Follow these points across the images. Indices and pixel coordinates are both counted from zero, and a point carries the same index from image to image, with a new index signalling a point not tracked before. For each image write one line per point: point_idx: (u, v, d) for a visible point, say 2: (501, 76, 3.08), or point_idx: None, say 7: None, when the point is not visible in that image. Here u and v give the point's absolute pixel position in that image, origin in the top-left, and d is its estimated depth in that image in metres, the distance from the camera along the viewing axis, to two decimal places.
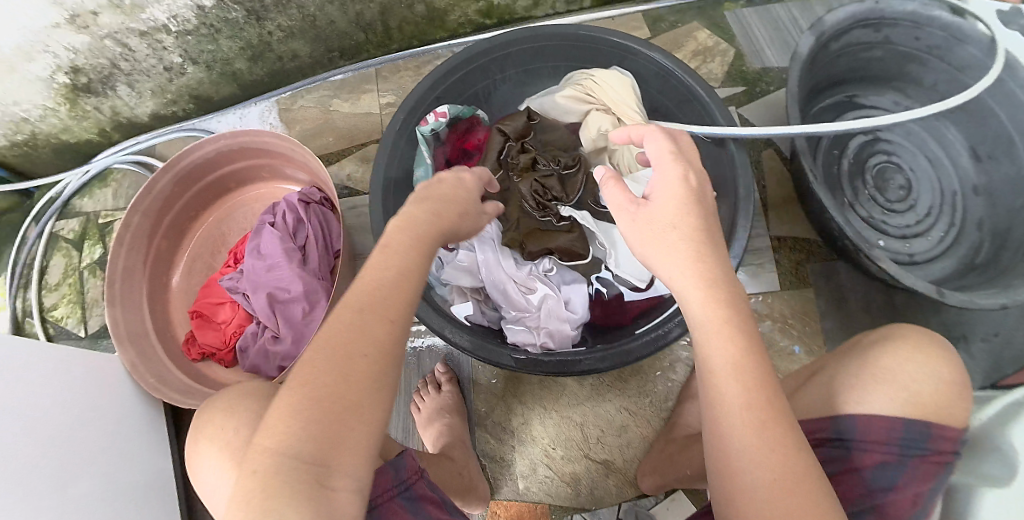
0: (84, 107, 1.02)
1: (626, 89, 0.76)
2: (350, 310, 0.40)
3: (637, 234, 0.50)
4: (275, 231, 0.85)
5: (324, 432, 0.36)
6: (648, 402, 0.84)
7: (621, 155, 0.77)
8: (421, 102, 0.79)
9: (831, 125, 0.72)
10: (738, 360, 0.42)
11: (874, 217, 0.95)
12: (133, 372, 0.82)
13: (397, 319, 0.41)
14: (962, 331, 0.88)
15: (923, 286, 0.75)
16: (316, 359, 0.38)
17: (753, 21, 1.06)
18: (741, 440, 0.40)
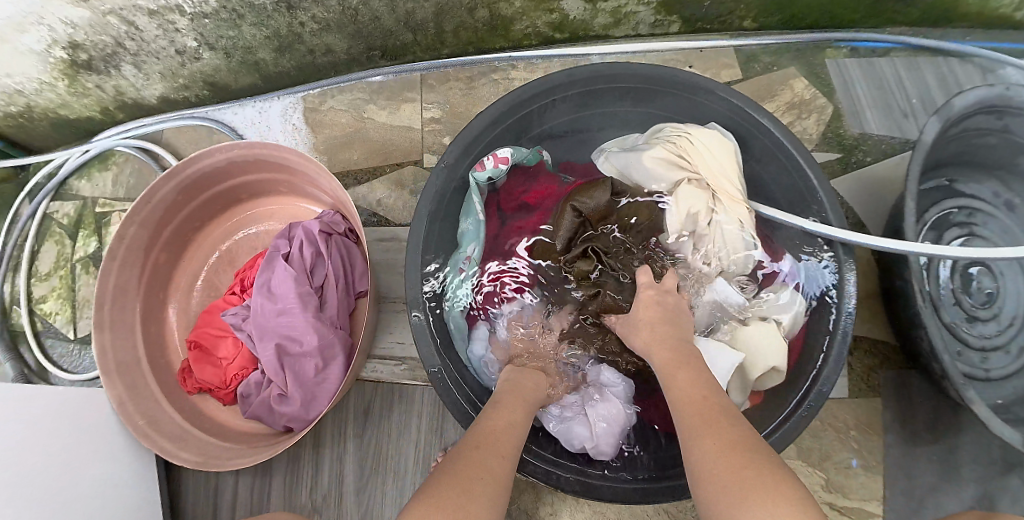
0: (85, 84, 0.90)
1: (726, 159, 0.71)
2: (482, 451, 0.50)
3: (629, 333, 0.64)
4: (288, 268, 0.73)
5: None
6: (692, 508, 0.74)
7: (712, 240, 0.72)
8: (482, 139, 0.68)
9: (923, 247, 0.69)
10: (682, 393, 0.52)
11: (956, 324, 0.86)
12: (120, 412, 0.73)
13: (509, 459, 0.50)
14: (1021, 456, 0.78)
15: (1013, 437, 0.66)
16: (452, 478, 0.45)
17: (857, 75, 0.91)
18: (711, 471, 0.42)
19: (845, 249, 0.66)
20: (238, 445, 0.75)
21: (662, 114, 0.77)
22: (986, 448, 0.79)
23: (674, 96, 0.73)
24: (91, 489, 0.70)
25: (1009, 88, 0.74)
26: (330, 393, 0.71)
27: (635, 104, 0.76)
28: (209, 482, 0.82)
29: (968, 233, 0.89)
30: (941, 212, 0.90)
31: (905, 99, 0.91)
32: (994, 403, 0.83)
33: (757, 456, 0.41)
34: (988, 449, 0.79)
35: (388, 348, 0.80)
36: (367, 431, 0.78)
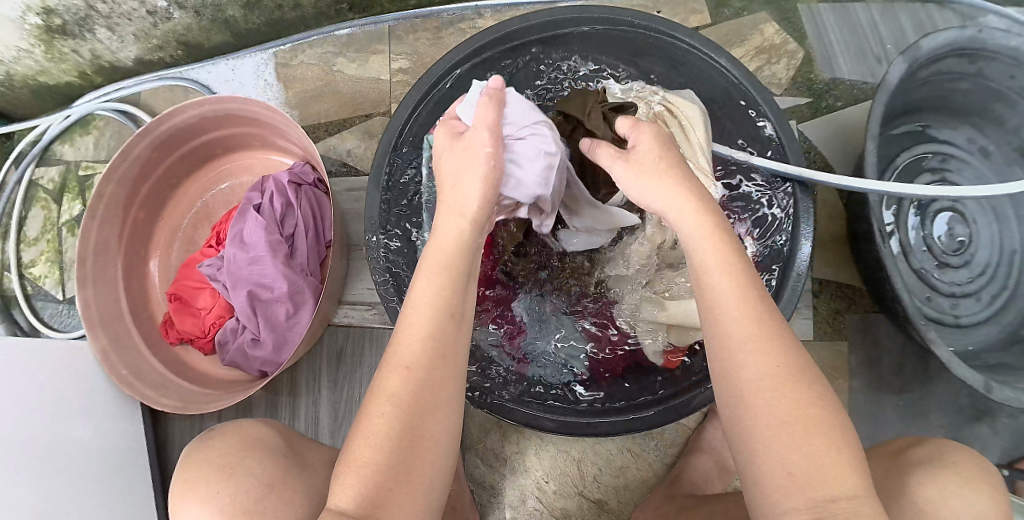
0: (62, 49, 0.92)
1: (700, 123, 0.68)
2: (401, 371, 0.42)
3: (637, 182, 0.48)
4: (259, 218, 0.75)
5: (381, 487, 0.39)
6: (654, 447, 0.75)
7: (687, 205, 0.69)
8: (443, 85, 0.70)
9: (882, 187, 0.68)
10: (738, 312, 0.41)
11: (925, 269, 0.83)
12: (104, 362, 0.76)
13: (411, 367, 0.41)
14: (990, 405, 0.79)
15: (972, 378, 0.66)
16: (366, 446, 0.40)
17: (830, 19, 0.91)
18: (775, 416, 0.39)
19: (802, 188, 0.67)
20: (217, 391, 0.78)
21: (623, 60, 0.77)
22: (954, 396, 0.79)
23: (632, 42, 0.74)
24: (80, 435, 0.74)
25: (980, 30, 0.73)
26: (299, 336, 0.73)
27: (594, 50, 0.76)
28: (195, 427, 0.87)
29: (940, 178, 0.88)
30: (913, 157, 0.89)
31: (879, 44, 0.90)
32: (965, 349, 0.81)
33: (816, 405, 0.39)
34: (956, 397, 0.80)
35: (359, 294, 0.82)
36: (340, 374, 0.80)
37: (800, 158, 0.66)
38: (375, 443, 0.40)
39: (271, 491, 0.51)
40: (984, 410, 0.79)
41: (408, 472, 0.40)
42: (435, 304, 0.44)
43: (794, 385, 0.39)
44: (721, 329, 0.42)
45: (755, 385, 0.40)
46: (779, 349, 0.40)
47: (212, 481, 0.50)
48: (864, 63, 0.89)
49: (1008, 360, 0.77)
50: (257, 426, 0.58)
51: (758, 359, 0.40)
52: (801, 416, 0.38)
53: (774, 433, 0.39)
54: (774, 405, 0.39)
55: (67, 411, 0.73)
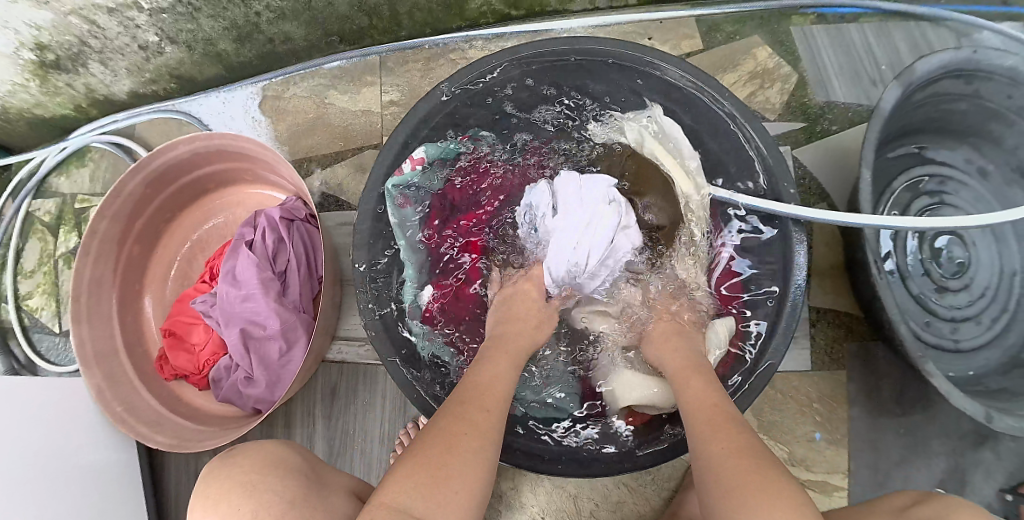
0: (56, 83, 0.92)
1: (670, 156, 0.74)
2: (470, 408, 0.54)
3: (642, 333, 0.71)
4: (251, 255, 0.75)
5: (429, 487, 0.45)
6: (651, 482, 0.74)
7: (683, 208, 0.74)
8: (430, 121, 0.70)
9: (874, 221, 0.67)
10: (700, 399, 0.53)
11: (924, 294, 0.82)
12: (98, 399, 0.76)
13: (490, 409, 0.54)
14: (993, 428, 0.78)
15: (972, 409, 0.64)
16: (421, 457, 0.48)
17: (823, 41, 0.90)
18: (720, 476, 0.43)
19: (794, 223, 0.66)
20: (212, 428, 0.78)
21: (612, 85, 0.76)
22: (956, 420, 0.78)
23: (621, 71, 0.72)
24: (76, 472, 0.74)
25: (976, 51, 0.71)
26: (292, 374, 0.73)
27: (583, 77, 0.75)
28: (190, 463, 0.87)
29: (938, 201, 0.87)
30: (909, 180, 0.88)
31: (875, 66, 0.89)
32: (965, 374, 0.80)
33: (756, 468, 0.42)
34: (959, 423, 0.78)
35: (352, 329, 0.82)
36: (334, 409, 0.80)
37: (794, 192, 0.65)
38: (454, 449, 0.48)
39: (294, 507, 0.54)
40: (990, 436, 0.78)
41: (455, 481, 0.46)
42: (499, 377, 0.59)
43: (748, 459, 0.43)
44: (694, 434, 0.49)
45: (716, 465, 0.44)
46: (733, 435, 0.46)
47: (235, 497, 0.52)
48: (855, 86, 0.88)
49: (1009, 384, 0.75)
50: (276, 447, 0.60)
51: (717, 443, 0.46)
52: (736, 465, 0.43)
53: (720, 494, 0.42)
54: (716, 464, 0.44)
55: (62, 449, 0.73)
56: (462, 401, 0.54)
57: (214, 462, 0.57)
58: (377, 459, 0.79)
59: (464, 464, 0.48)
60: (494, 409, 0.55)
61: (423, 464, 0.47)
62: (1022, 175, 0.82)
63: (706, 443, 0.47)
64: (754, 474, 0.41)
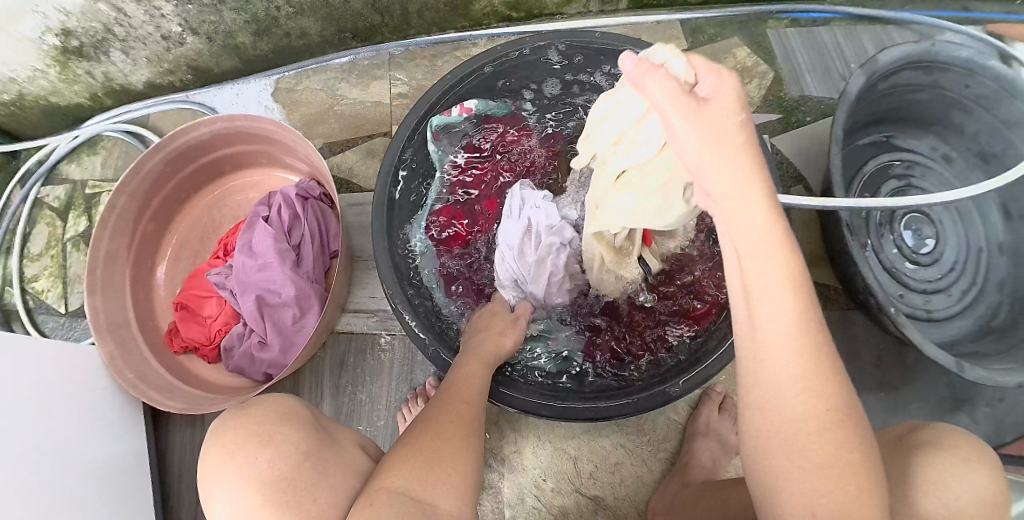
0: (76, 71, 0.96)
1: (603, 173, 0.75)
2: (456, 404, 0.58)
3: (699, 133, 0.39)
4: (268, 228, 0.80)
5: (428, 469, 0.49)
6: (647, 443, 0.82)
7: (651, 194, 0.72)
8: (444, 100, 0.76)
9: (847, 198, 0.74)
10: (798, 320, 0.37)
11: (898, 267, 0.90)
12: (112, 366, 0.78)
13: (470, 401, 0.59)
14: (969, 393, 0.85)
15: (945, 358, 0.71)
16: (418, 445, 0.52)
17: (797, 44, 1.00)
18: (813, 442, 0.37)
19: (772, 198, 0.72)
20: (222, 395, 0.80)
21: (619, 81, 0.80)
22: (935, 386, 0.85)
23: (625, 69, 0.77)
24: (88, 436, 0.75)
25: (934, 44, 0.80)
26: (305, 340, 0.77)
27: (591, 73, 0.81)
28: (195, 433, 0.91)
29: (906, 184, 0.97)
30: (880, 166, 0.97)
31: (844, 64, 0.99)
32: (940, 341, 0.87)
33: (857, 441, 0.37)
34: (937, 388, 0.85)
35: (361, 302, 0.87)
36: (342, 378, 0.84)
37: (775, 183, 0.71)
38: (444, 439, 0.53)
39: (308, 456, 0.51)
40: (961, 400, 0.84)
41: (449, 464, 0.51)
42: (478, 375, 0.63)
43: (844, 434, 0.37)
44: (773, 372, 0.38)
45: (806, 421, 0.37)
46: (827, 382, 0.37)
47: (250, 447, 0.49)
48: (826, 81, 0.98)
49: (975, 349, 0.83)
50: (285, 397, 0.57)
51: (811, 404, 0.37)
52: (830, 450, 0.36)
53: (804, 458, 0.37)
54: (807, 427, 0.37)
55: (74, 413, 0.75)
56: (444, 401, 0.58)
57: (223, 418, 0.54)
58: (384, 422, 0.82)
59: (457, 451, 0.52)
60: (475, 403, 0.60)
61: (421, 450, 0.51)
62: (982, 160, 0.92)
63: (795, 399, 0.37)
64: (846, 465, 0.36)
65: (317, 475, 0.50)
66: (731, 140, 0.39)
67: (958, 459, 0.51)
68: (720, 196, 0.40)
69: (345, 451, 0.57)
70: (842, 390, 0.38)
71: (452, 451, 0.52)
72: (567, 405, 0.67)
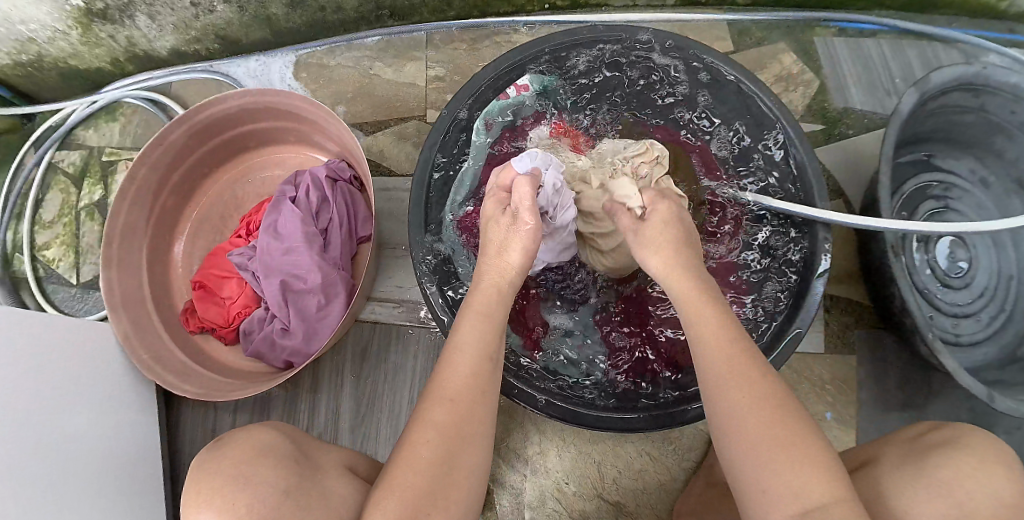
0: (98, 34, 0.92)
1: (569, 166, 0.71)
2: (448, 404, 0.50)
3: (642, 236, 0.60)
4: (296, 209, 0.77)
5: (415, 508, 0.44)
6: (673, 451, 0.79)
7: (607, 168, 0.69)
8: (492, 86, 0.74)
9: (897, 224, 0.70)
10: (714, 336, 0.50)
11: (929, 289, 0.87)
12: (124, 344, 0.75)
13: (455, 399, 0.50)
14: (991, 420, 0.82)
15: (979, 389, 0.68)
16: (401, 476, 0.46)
17: (843, 53, 0.96)
18: (749, 426, 0.44)
19: (825, 229, 0.67)
20: (238, 380, 0.78)
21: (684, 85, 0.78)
22: (957, 411, 0.82)
23: (693, 65, 0.75)
24: (94, 417, 0.73)
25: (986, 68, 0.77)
26: (330, 328, 0.74)
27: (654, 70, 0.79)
28: (207, 418, 0.87)
29: (943, 206, 0.93)
30: (918, 185, 0.93)
31: (889, 78, 0.95)
32: (966, 366, 0.85)
33: (788, 418, 0.44)
34: (960, 413, 0.82)
35: (386, 290, 0.84)
36: (364, 368, 0.82)
37: (825, 200, 0.68)
38: (417, 469, 0.46)
39: (289, 498, 0.49)
40: (991, 426, 0.82)
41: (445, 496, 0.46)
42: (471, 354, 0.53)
43: (783, 414, 0.45)
44: (711, 376, 0.49)
45: (736, 410, 0.46)
46: (752, 373, 0.47)
47: (228, 494, 0.48)
48: (873, 94, 0.94)
49: (1005, 376, 0.80)
50: (264, 431, 0.56)
51: (746, 393, 0.46)
52: (763, 426, 0.44)
53: (750, 436, 0.44)
54: (737, 418, 0.45)
55: (82, 391, 0.72)
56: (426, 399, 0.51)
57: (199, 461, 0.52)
58: (405, 415, 0.80)
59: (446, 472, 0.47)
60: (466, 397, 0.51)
61: (409, 484, 0.46)
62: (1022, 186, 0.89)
63: (728, 393, 0.47)
64: (784, 440, 0.43)
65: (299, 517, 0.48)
66: (661, 214, 0.60)
67: (978, 463, 0.46)
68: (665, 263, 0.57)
69: (331, 478, 0.56)
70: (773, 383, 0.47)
71: (417, 477, 0.46)
72: (587, 413, 0.65)
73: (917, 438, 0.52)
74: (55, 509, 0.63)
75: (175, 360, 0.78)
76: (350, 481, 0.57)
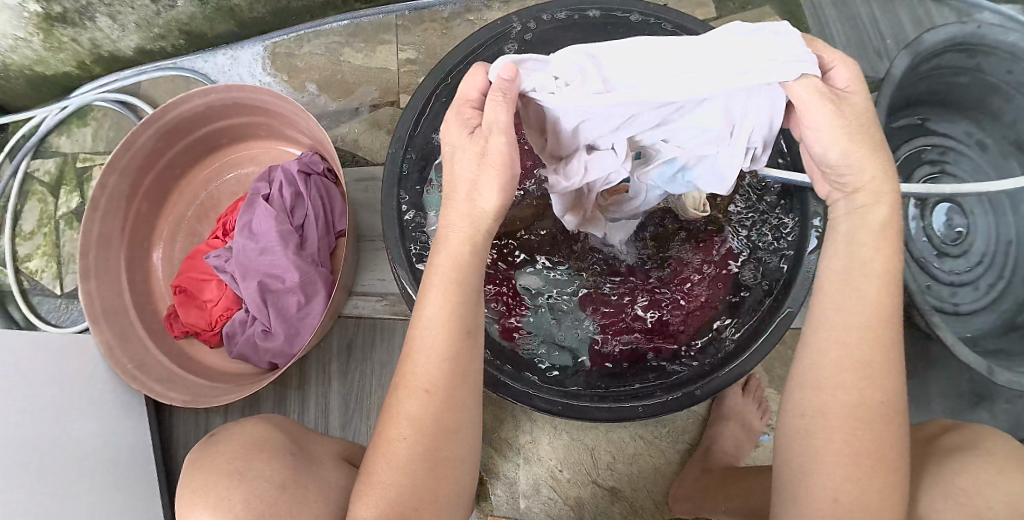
0: (61, 38, 0.90)
1: None
2: (428, 395, 0.43)
3: (462, 146, 0.44)
4: (269, 207, 0.75)
5: (401, 505, 0.42)
6: (666, 434, 0.78)
7: None
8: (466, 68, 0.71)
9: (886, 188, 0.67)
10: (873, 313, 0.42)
11: (925, 258, 0.85)
12: (109, 355, 0.74)
13: (431, 390, 0.43)
14: (986, 387, 0.81)
15: (976, 361, 0.66)
16: (384, 472, 0.43)
17: (830, 15, 0.92)
18: (843, 437, 0.42)
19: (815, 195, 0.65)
20: (225, 384, 0.77)
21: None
22: (952, 381, 0.81)
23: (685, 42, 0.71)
24: (88, 430, 0.73)
25: (982, 25, 0.74)
26: (312, 327, 0.73)
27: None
28: (200, 422, 0.87)
29: (938, 171, 0.90)
30: (913, 149, 0.90)
31: (879, 39, 0.91)
32: (962, 336, 0.83)
33: (891, 440, 0.42)
34: (954, 382, 0.81)
35: (369, 285, 0.83)
36: (351, 365, 0.81)
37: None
38: (398, 466, 0.43)
39: (286, 492, 0.47)
40: (987, 394, 0.80)
41: (435, 485, 0.43)
42: (442, 325, 0.43)
43: (878, 424, 0.42)
44: (841, 368, 0.43)
45: (844, 416, 0.42)
46: (882, 391, 0.42)
47: (222, 489, 0.46)
48: (863, 57, 0.90)
49: (1005, 345, 0.79)
50: (257, 424, 0.54)
51: (850, 396, 0.42)
52: (858, 439, 0.42)
53: (841, 444, 0.42)
54: (831, 416, 0.43)
55: (72, 406, 0.72)
56: (398, 384, 0.44)
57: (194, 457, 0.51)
58: None
59: (443, 471, 0.44)
60: (440, 376, 0.43)
61: (392, 480, 0.43)
62: (1019, 148, 0.85)
63: (845, 386, 0.42)
64: (875, 456, 0.41)
65: (297, 508, 0.46)
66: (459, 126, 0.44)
67: (997, 471, 0.44)
68: (461, 148, 0.44)
69: (330, 468, 0.54)
70: (897, 389, 0.42)
71: (397, 476, 0.43)
72: (571, 404, 0.63)
73: (933, 440, 0.52)
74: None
75: (163, 366, 0.78)
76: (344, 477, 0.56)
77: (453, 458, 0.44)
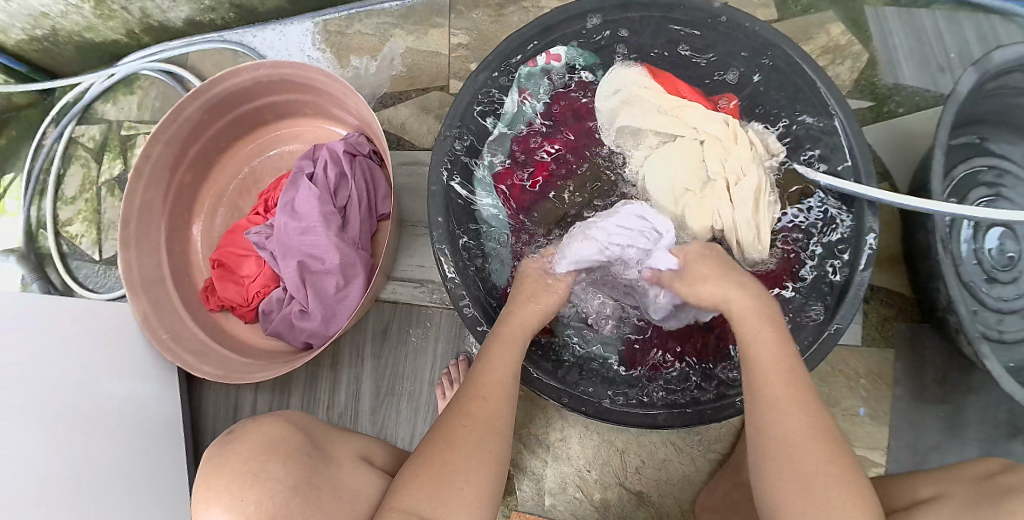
0: (112, 6, 0.90)
1: (719, 139, 0.67)
2: (485, 399, 0.49)
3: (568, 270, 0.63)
4: (312, 187, 0.74)
5: (436, 487, 0.43)
6: (699, 442, 0.76)
7: (715, 153, 0.67)
8: (531, 50, 0.70)
9: (951, 207, 0.64)
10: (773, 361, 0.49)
11: (975, 283, 0.82)
12: (145, 325, 0.75)
13: (487, 395, 0.49)
14: None
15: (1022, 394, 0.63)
16: (432, 461, 0.44)
17: (895, 24, 0.89)
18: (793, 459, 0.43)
19: (873, 208, 0.63)
20: (258, 361, 0.77)
21: (740, 64, 0.71)
22: (993, 410, 0.78)
23: (756, 49, 0.68)
24: (121, 398, 0.73)
25: None
26: (349, 309, 0.73)
27: (708, 47, 0.72)
28: (229, 396, 0.87)
29: (995, 193, 0.86)
30: (970, 169, 0.87)
31: (944, 52, 0.87)
32: (1007, 365, 0.79)
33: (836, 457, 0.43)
34: (995, 412, 0.78)
35: (407, 270, 0.82)
36: (385, 350, 0.81)
37: (874, 179, 0.62)
38: (450, 448, 0.45)
39: (298, 494, 0.47)
40: None
41: (468, 475, 0.44)
42: (505, 358, 0.53)
43: (821, 446, 0.43)
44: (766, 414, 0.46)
45: (782, 442, 0.44)
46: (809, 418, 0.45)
47: (235, 488, 0.46)
48: (926, 69, 0.87)
49: None
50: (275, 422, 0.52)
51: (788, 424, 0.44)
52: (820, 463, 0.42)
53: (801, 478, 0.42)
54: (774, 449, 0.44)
55: (106, 374, 0.72)
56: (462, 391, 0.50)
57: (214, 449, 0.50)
58: (426, 399, 0.79)
59: (486, 469, 0.45)
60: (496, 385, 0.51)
61: (433, 464, 0.44)
62: None
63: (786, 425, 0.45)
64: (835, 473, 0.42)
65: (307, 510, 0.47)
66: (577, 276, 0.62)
67: None
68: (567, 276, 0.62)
69: (346, 471, 0.54)
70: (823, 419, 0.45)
71: (450, 456, 0.44)
72: (612, 409, 0.62)
73: (989, 478, 0.49)
74: (80, 490, 0.64)
75: (196, 341, 0.78)
76: (368, 471, 0.56)
77: (495, 455, 0.46)
